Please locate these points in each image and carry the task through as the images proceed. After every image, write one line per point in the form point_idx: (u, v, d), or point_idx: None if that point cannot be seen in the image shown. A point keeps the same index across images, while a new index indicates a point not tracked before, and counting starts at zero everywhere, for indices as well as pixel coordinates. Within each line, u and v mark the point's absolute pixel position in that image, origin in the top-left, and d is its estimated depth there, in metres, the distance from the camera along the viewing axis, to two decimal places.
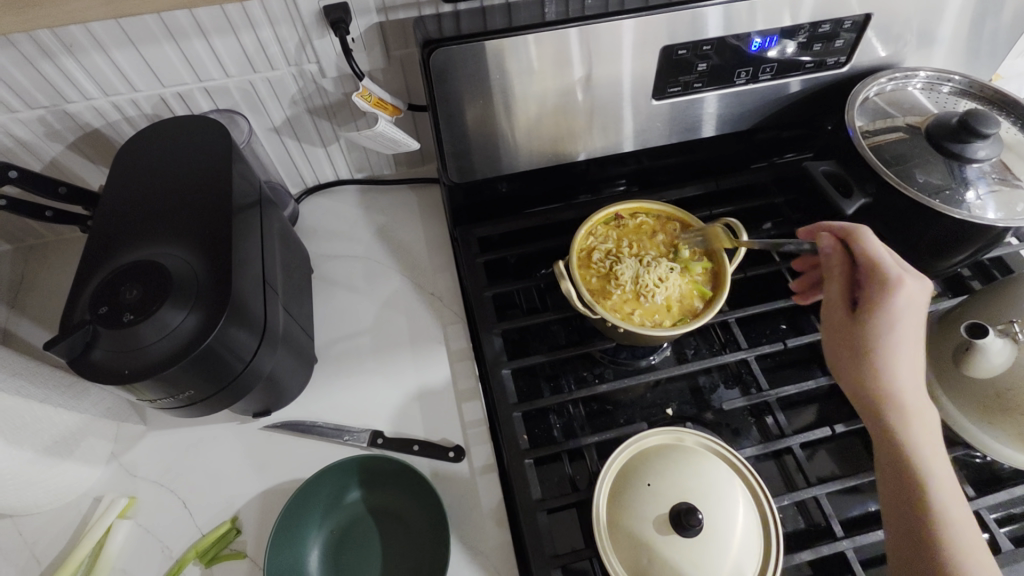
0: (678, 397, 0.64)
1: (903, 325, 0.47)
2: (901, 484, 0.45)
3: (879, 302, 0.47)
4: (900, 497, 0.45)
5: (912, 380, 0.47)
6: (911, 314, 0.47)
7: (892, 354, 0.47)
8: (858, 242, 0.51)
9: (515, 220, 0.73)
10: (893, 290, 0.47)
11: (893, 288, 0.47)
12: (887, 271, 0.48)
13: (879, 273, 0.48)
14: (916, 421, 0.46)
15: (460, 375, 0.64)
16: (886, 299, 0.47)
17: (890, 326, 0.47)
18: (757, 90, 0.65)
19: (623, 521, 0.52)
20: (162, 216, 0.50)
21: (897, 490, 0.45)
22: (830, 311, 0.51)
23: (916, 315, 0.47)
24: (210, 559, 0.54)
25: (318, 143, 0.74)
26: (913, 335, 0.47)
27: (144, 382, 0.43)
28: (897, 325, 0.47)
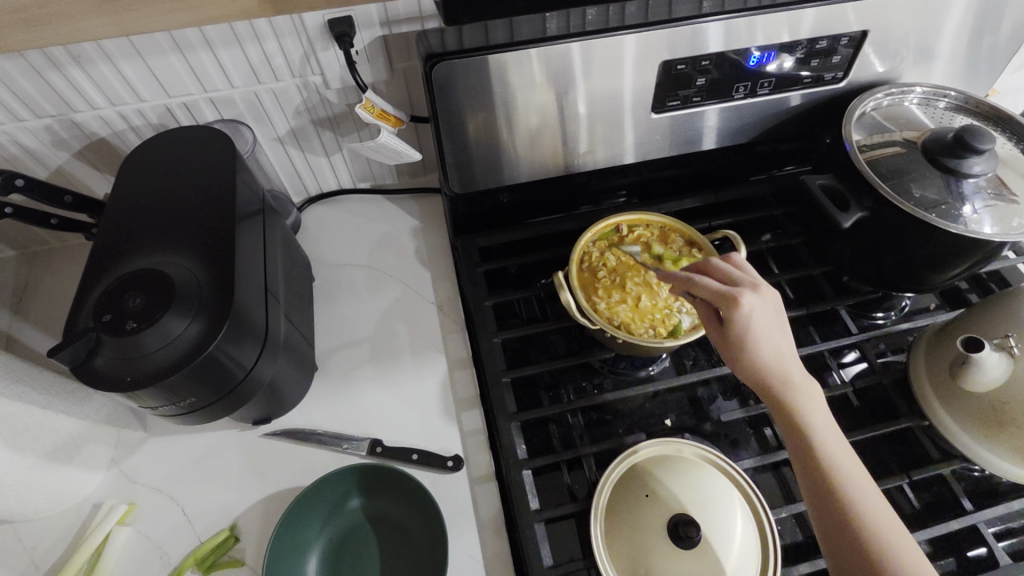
0: (677, 408, 0.64)
1: (763, 328, 0.46)
2: (823, 493, 0.42)
3: (734, 318, 0.46)
4: (828, 511, 0.42)
5: (802, 373, 0.47)
6: (766, 318, 0.47)
7: (768, 357, 0.46)
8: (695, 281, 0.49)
9: (515, 231, 0.74)
10: (740, 300, 0.46)
11: (740, 297, 0.46)
12: (724, 288, 0.47)
13: (720, 290, 0.47)
14: (821, 417, 0.45)
15: (460, 384, 0.65)
16: (734, 318, 0.46)
17: (752, 336, 0.46)
18: (756, 105, 0.66)
19: (622, 531, 0.52)
20: (165, 225, 0.50)
21: (819, 501, 0.43)
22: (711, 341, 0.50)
23: (774, 316, 0.47)
24: (208, 566, 0.54)
25: (321, 153, 0.74)
26: (779, 336, 0.47)
27: (145, 390, 0.43)
28: (757, 331, 0.46)
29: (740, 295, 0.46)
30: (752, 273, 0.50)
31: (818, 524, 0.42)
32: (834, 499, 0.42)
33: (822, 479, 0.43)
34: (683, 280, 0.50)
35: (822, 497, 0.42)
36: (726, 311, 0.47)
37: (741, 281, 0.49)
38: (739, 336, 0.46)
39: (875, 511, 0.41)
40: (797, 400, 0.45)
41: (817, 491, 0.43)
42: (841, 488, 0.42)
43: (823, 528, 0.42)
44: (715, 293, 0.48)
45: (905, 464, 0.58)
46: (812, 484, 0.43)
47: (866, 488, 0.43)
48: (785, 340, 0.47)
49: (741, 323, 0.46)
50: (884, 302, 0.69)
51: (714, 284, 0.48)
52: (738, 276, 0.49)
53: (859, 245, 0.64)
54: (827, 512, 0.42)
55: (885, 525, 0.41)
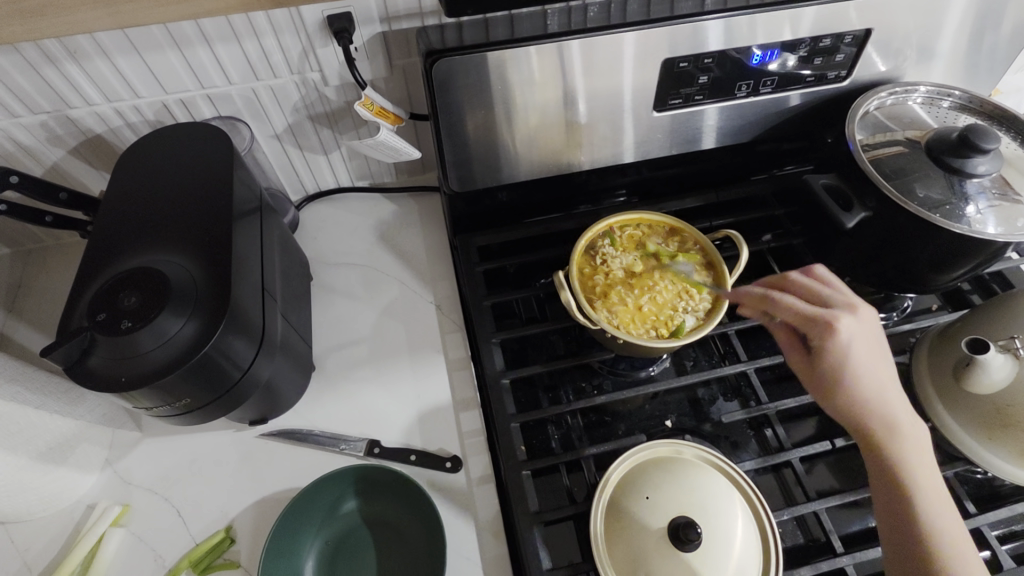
0: (677, 409, 0.63)
1: (857, 352, 0.49)
2: (901, 512, 0.45)
3: (826, 341, 0.49)
4: (902, 531, 0.45)
5: (894, 396, 0.49)
6: (861, 344, 0.49)
7: (859, 380, 0.49)
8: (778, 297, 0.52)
9: (515, 230, 0.73)
10: (834, 325, 0.49)
11: (836, 321, 0.49)
12: (818, 312, 0.50)
13: (813, 313, 0.50)
14: (910, 441, 0.47)
15: (458, 385, 0.64)
16: (827, 339, 0.49)
17: (843, 361, 0.49)
18: (758, 103, 0.66)
19: (622, 534, 0.52)
20: (162, 223, 0.50)
21: (894, 516, 0.45)
22: (792, 358, 0.53)
23: (871, 341, 0.50)
24: (203, 569, 0.53)
25: (319, 151, 0.74)
26: (873, 359, 0.49)
27: (140, 390, 0.42)
28: (851, 355, 0.49)
29: (832, 318, 0.50)
30: (849, 296, 0.52)
31: (888, 537, 0.45)
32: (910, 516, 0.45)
33: (898, 497, 0.45)
34: (769, 296, 0.53)
35: (898, 514, 0.45)
36: (816, 333, 0.50)
37: (836, 301, 0.52)
38: (827, 358, 0.50)
39: (951, 532, 0.44)
40: (883, 421, 0.48)
41: (892, 506, 0.46)
42: (922, 508, 0.45)
43: (893, 540, 0.45)
44: (802, 312, 0.51)
45: None
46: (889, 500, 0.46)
47: (945, 513, 0.45)
48: (881, 364, 0.50)
49: (830, 345, 0.49)
50: (886, 303, 0.68)
51: (805, 305, 0.51)
52: (829, 297, 0.52)
53: (862, 245, 0.63)
54: (899, 527, 0.45)
55: (961, 547, 0.43)
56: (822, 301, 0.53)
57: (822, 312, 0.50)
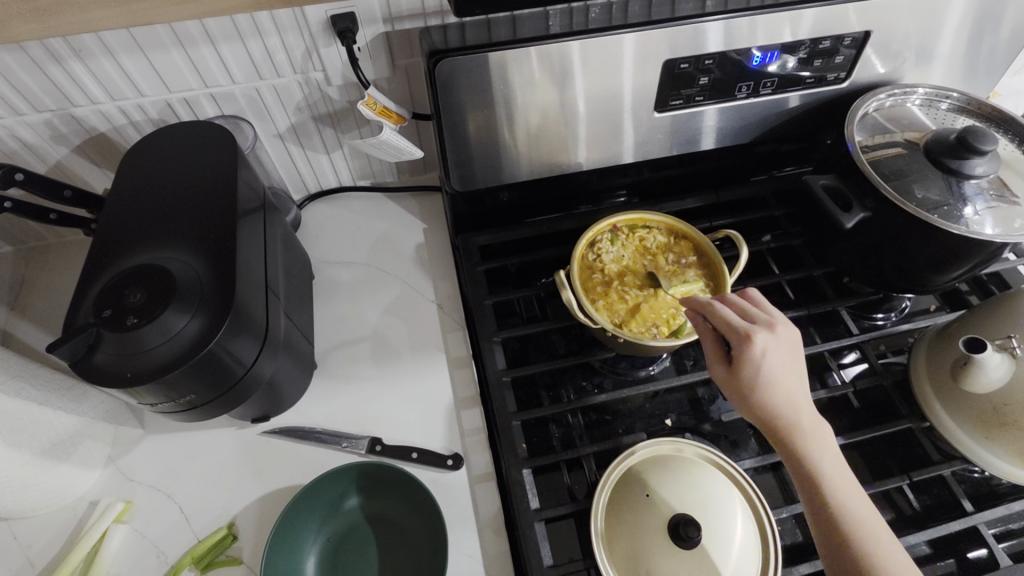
0: (677, 408, 0.64)
1: (775, 366, 0.49)
2: (835, 539, 0.44)
3: (746, 356, 0.48)
4: (835, 548, 0.44)
5: (810, 413, 0.48)
6: (780, 359, 0.49)
7: (778, 394, 0.48)
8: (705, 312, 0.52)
9: (516, 229, 0.73)
10: (753, 340, 0.49)
11: (754, 337, 0.49)
12: (740, 326, 0.50)
13: (735, 328, 0.50)
14: (828, 456, 0.47)
15: (460, 383, 0.64)
16: (746, 354, 0.49)
17: (762, 375, 0.48)
18: (758, 104, 0.66)
19: (623, 532, 0.52)
20: (166, 221, 0.50)
21: (825, 534, 0.44)
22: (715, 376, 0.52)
23: (788, 356, 0.49)
24: (205, 566, 0.54)
25: (322, 150, 0.74)
26: (789, 375, 0.49)
27: (145, 386, 0.43)
28: (768, 369, 0.48)
29: (752, 333, 0.49)
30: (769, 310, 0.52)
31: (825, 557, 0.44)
32: (844, 544, 0.43)
33: (830, 524, 0.44)
34: (702, 308, 0.52)
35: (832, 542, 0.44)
36: (737, 350, 0.49)
37: (756, 318, 0.51)
38: (749, 374, 0.49)
39: (887, 553, 0.43)
40: (805, 437, 0.47)
41: (822, 524, 0.45)
42: (847, 522, 0.44)
43: (830, 561, 0.44)
44: (727, 327, 0.50)
45: (904, 465, 0.58)
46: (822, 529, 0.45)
47: (874, 526, 0.44)
48: (797, 381, 0.49)
49: (751, 361, 0.48)
50: (884, 303, 0.69)
51: (728, 319, 0.51)
52: (752, 313, 0.52)
53: (861, 246, 0.64)
54: (833, 546, 0.44)
55: (896, 563, 0.43)
56: (746, 317, 0.52)
57: (742, 326, 0.50)
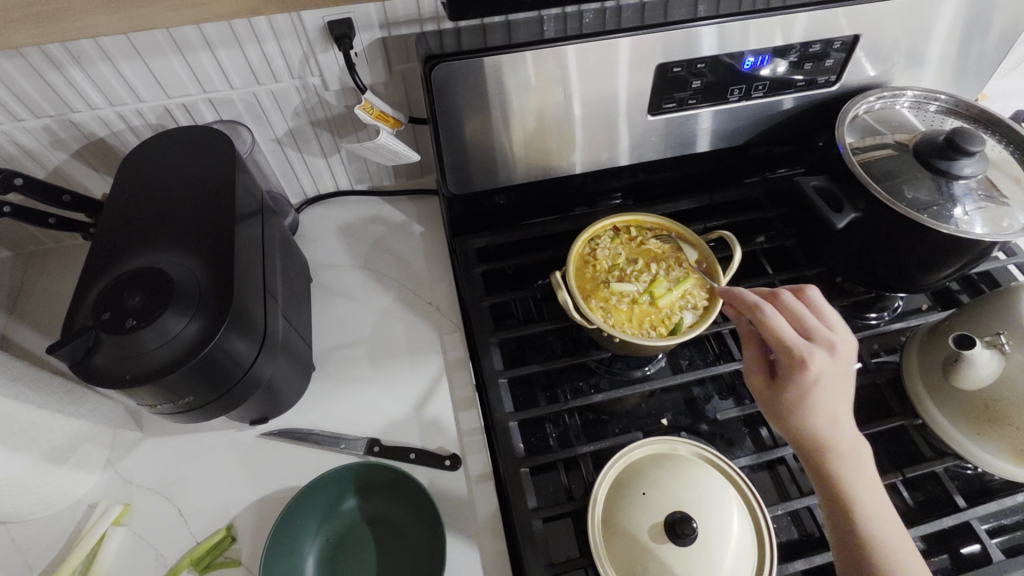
0: (673, 408, 0.64)
1: (826, 386, 0.48)
2: (860, 559, 0.45)
3: (797, 372, 0.48)
4: (855, 562, 0.45)
5: (849, 433, 0.49)
6: (833, 380, 0.48)
7: (823, 413, 0.48)
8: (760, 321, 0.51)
9: (512, 232, 0.74)
10: (808, 361, 0.48)
11: (809, 356, 0.48)
12: (794, 342, 0.49)
13: (789, 344, 0.49)
14: (861, 475, 0.48)
15: (457, 384, 0.65)
16: (796, 370, 0.48)
17: (809, 393, 0.48)
18: (751, 107, 0.67)
19: (619, 530, 0.52)
20: (166, 225, 0.50)
21: (845, 547, 0.46)
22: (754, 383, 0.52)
23: (843, 377, 0.49)
24: (204, 567, 0.54)
25: (319, 154, 0.75)
26: (842, 397, 0.49)
27: (142, 387, 0.43)
28: (818, 389, 0.48)
29: (808, 351, 0.49)
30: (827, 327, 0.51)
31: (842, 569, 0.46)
32: (869, 563, 0.44)
33: (854, 540, 0.45)
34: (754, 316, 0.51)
35: (856, 560, 0.45)
36: (788, 365, 0.49)
37: (815, 333, 0.51)
38: (795, 389, 0.49)
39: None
40: (843, 455, 0.48)
41: (845, 539, 0.46)
42: (872, 540, 0.45)
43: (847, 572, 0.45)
44: (779, 340, 0.50)
45: (897, 461, 0.58)
46: (844, 543, 0.46)
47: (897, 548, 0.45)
48: (846, 401, 0.49)
49: (800, 378, 0.48)
50: (877, 303, 0.69)
51: (785, 333, 0.50)
52: (811, 327, 0.51)
53: (853, 246, 0.64)
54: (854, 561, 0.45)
55: None
56: (805, 330, 0.51)
57: (798, 343, 0.49)
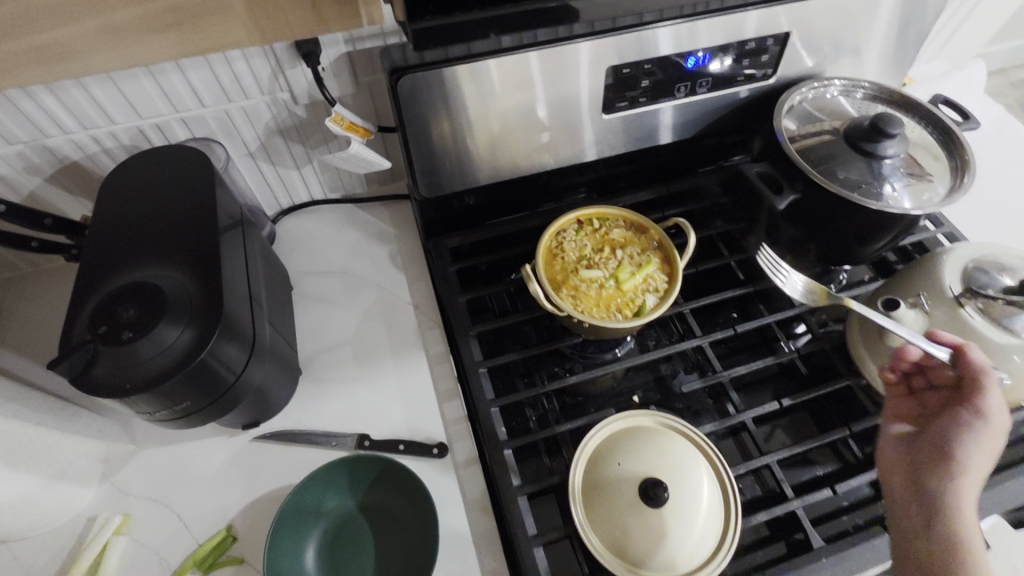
0: (643, 385, 0.69)
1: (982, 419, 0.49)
2: (941, 563, 0.44)
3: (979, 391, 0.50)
4: (934, 566, 0.44)
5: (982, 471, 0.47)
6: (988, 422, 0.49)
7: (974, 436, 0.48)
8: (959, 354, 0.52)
9: (484, 229, 0.77)
10: (986, 383, 0.50)
11: (985, 378, 0.50)
12: (977, 367, 0.51)
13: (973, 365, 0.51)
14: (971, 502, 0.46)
15: (440, 377, 0.68)
16: (981, 389, 0.50)
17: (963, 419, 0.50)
18: (698, 101, 0.72)
19: (599, 499, 0.57)
20: (153, 241, 0.52)
21: (924, 552, 0.45)
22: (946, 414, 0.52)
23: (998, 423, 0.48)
24: (208, 567, 0.56)
25: (292, 166, 0.77)
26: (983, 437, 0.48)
27: (141, 395, 0.45)
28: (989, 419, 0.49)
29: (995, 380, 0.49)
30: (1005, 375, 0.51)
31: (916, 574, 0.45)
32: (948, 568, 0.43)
33: (934, 542, 0.45)
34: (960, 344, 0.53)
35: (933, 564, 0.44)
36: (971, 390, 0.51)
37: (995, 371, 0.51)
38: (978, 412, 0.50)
39: None
40: (965, 479, 0.47)
41: (931, 545, 0.45)
42: (961, 547, 0.44)
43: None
44: (973, 365, 0.51)
45: (845, 417, 0.64)
46: (924, 554, 0.45)
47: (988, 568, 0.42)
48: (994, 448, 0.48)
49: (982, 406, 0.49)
50: (824, 278, 0.75)
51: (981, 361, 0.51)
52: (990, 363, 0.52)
53: (797, 225, 0.70)
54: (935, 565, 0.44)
55: None
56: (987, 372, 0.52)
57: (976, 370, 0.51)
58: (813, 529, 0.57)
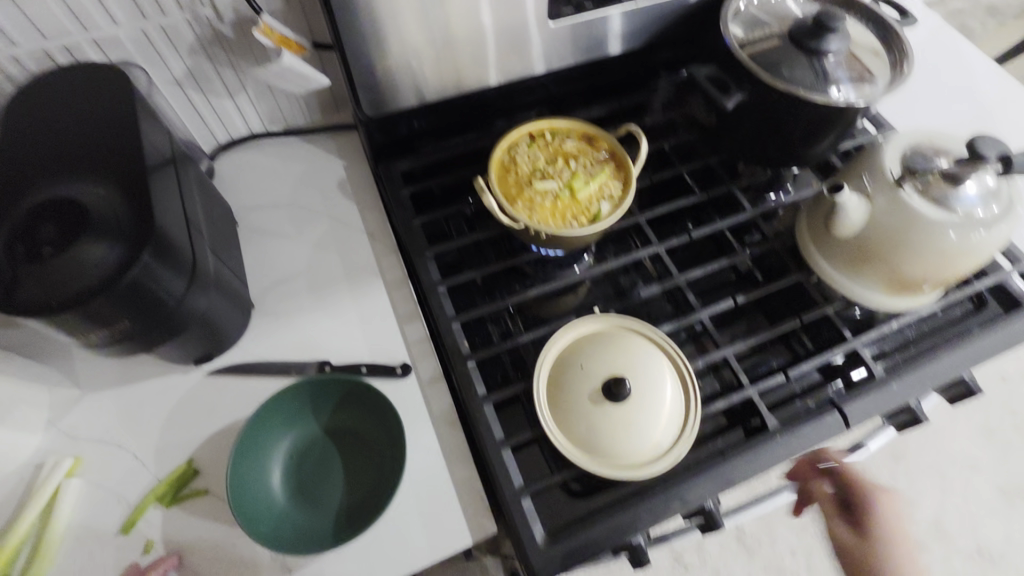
0: (603, 297, 0.70)
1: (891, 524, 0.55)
2: None
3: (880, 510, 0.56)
4: None
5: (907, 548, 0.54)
6: (899, 514, 0.56)
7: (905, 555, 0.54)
8: (845, 477, 0.59)
9: (436, 152, 0.75)
10: (884, 493, 0.57)
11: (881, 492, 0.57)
12: (869, 483, 0.58)
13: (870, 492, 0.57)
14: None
15: (399, 301, 0.67)
16: (880, 504, 0.57)
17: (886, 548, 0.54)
18: (647, 7, 0.71)
19: (564, 400, 0.57)
20: (66, 154, 0.48)
21: None
22: (844, 544, 0.56)
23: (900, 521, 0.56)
24: (171, 500, 0.55)
25: (225, 94, 0.72)
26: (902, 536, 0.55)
27: (71, 314, 0.42)
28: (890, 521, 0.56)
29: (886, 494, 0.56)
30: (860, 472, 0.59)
31: None
32: None
33: None
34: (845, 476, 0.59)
35: None
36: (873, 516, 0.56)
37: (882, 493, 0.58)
38: (886, 530, 0.55)
39: None
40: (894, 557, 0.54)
41: None
42: None
43: None
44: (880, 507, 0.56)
45: (795, 310, 0.67)
46: None
47: None
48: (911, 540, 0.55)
49: (885, 515, 0.56)
50: (774, 184, 0.76)
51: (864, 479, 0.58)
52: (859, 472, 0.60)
53: (746, 129, 0.70)
54: None
55: None
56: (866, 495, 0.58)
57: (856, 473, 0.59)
58: (769, 413, 0.59)
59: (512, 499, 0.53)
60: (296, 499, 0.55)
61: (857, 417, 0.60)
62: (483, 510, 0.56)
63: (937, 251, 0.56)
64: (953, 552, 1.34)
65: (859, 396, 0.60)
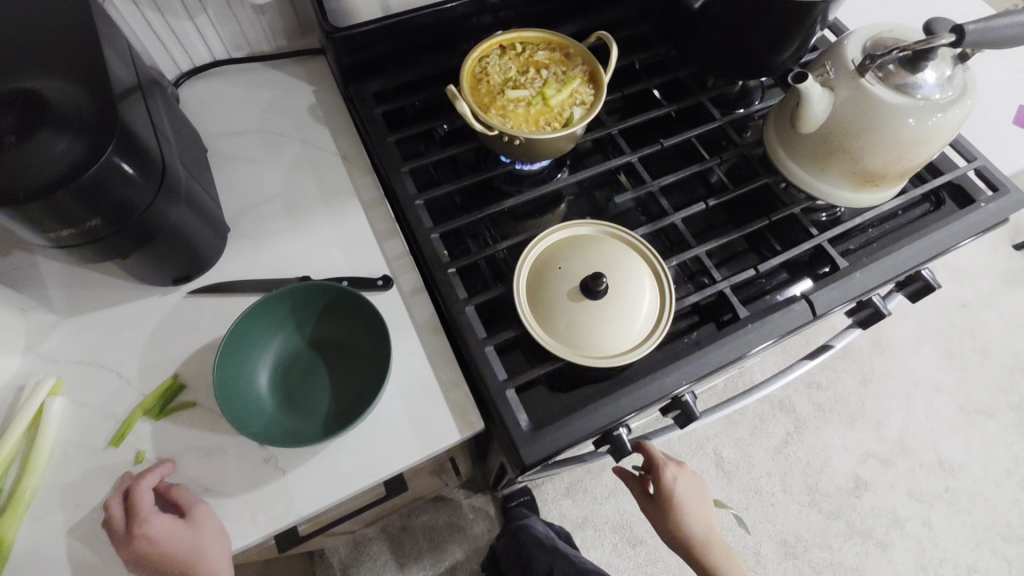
0: (578, 210, 0.71)
1: (688, 501, 0.66)
2: None
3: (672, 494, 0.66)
4: None
5: (699, 508, 0.67)
6: (687, 486, 0.67)
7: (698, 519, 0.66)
8: (663, 481, 0.66)
9: (407, 72, 0.74)
10: (666, 477, 0.66)
11: (666, 476, 0.66)
12: (659, 461, 0.67)
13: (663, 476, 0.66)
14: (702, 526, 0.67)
15: (377, 219, 0.67)
16: (672, 486, 0.66)
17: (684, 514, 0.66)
18: None
19: (542, 299, 0.59)
20: (20, 49, 0.46)
21: None
22: (649, 512, 0.68)
23: (691, 482, 0.68)
24: (158, 413, 0.55)
25: (184, 15, 0.70)
26: (697, 496, 0.68)
27: (38, 208, 0.41)
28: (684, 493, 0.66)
29: (670, 466, 0.67)
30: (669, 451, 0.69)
31: None
32: None
33: None
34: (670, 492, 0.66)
35: None
36: (664, 495, 0.66)
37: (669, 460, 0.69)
38: (674, 511, 0.66)
39: None
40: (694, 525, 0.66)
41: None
42: None
43: None
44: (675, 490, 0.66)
45: (764, 213, 0.69)
46: None
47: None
48: (701, 509, 0.67)
49: (682, 491, 0.66)
50: (743, 99, 0.78)
51: (670, 472, 0.66)
52: (658, 456, 0.67)
53: (717, 38, 0.69)
54: None
55: None
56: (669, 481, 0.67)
57: (659, 463, 0.67)
58: (739, 305, 0.62)
59: (496, 391, 0.55)
60: (283, 406, 0.56)
61: (822, 305, 0.62)
62: (469, 408, 0.57)
63: (897, 137, 0.58)
64: (918, 466, 1.40)
65: (825, 285, 0.63)
